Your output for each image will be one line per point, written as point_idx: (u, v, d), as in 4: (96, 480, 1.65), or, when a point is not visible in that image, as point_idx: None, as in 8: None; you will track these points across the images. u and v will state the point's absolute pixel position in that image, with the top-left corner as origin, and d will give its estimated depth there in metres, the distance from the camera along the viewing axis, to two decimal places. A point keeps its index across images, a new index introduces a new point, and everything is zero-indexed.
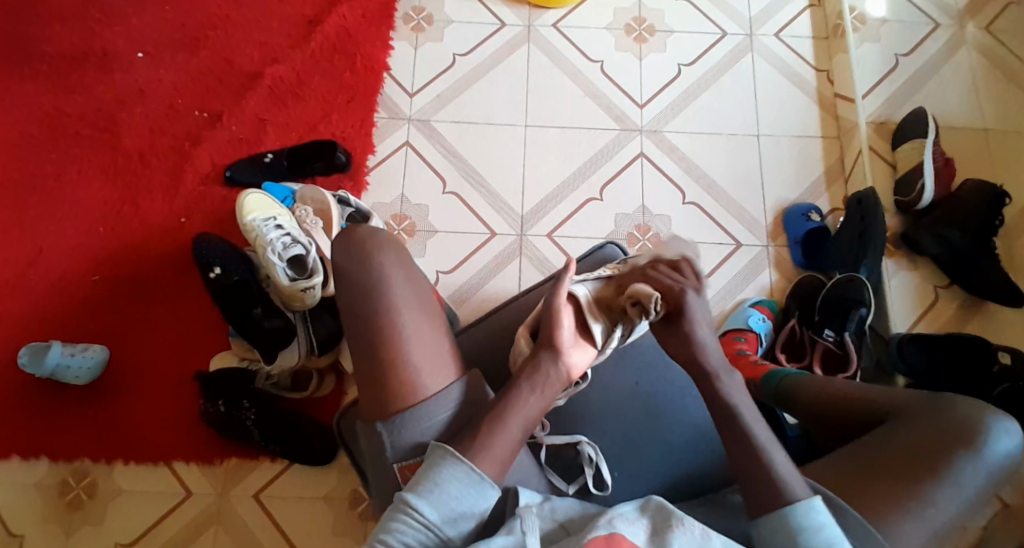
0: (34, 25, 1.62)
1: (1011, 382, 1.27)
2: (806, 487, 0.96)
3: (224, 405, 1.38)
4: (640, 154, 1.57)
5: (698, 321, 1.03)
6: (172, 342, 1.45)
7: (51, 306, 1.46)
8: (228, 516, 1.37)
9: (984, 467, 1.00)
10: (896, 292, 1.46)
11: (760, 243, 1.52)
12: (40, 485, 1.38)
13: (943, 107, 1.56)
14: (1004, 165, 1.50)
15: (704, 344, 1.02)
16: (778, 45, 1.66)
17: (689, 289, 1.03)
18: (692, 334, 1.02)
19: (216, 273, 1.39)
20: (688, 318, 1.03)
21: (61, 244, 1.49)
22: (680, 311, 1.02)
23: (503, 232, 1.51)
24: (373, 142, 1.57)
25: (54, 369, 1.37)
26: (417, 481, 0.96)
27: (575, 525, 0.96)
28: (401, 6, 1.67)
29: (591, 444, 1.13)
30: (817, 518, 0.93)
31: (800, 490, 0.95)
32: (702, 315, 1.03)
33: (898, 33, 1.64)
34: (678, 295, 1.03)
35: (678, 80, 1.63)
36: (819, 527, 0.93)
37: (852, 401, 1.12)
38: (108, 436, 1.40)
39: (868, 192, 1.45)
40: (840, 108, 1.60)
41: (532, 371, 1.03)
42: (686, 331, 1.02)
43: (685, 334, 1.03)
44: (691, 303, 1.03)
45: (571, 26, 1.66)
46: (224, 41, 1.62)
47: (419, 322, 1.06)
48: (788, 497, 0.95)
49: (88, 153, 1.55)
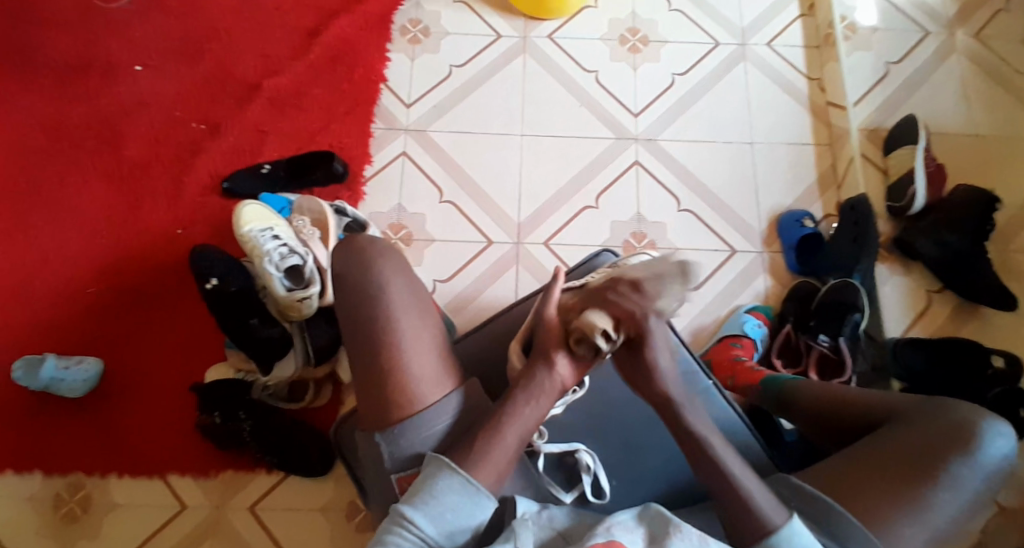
0: (30, 36, 1.62)
1: (1004, 385, 1.28)
2: (783, 512, 0.96)
3: (220, 416, 1.37)
4: (636, 162, 1.58)
5: (660, 346, 1.00)
6: (168, 353, 1.44)
7: (45, 318, 1.45)
8: (224, 528, 1.36)
9: (982, 469, 1.01)
10: (889, 299, 1.47)
11: (755, 250, 1.53)
12: (34, 498, 1.36)
13: (934, 114, 1.58)
14: (993, 172, 1.52)
15: (663, 370, 1.01)
16: (771, 54, 1.67)
17: (650, 314, 0.99)
18: (652, 362, 1.00)
19: (213, 285, 1.36)
20: (648, 344, 1.00)
21: (55, 254, 1.48)
22: (641, 338, 0.99)
23: (500, 240, 1.52)
24: (370, 152, 1.58)
25: (48, 382, 1.37)
26: (413, 493, 0.96)
27: (574, 534, 0.95)
28: (397, 17, 1.68)
29: (589, 452, 1.13)
30: (798, 541, 0.94)
31: (778, 516, 0.96)
32: (664, 338, 1.00)
33: (889, 42, 1.66)
34: (637, 322, 0.99)
35: (673, 89, 1.64)
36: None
37: (849, 407, 1.13)
38: (103, 448, 1.39)
39: (860, 198, 1.48)
40: (833, 115, 1.62)
41: (527, 381, 1.03)
42: (647, 359, 1.00)
43: (643, 361, 1.01)
44: (653, 329, 0.99)
45: (566, 37, 1.67)
46: (221, 52, 1.62)
47: (417, 328, 1.05)
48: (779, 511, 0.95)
49: (83, 164, 1.54)
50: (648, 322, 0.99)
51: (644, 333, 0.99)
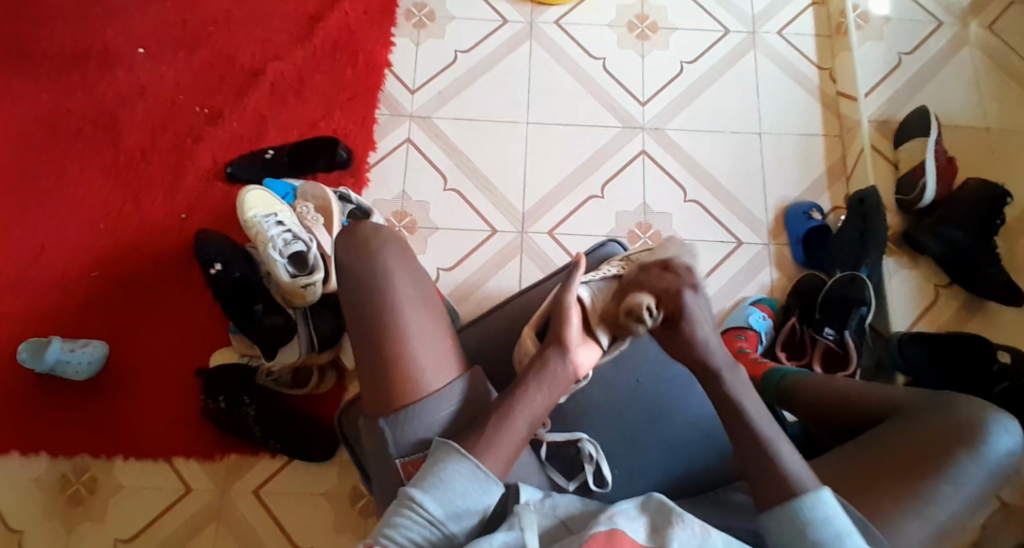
0: (36, 21, 1.62)
1: (1011, 381, 1.27)
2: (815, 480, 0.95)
3: (224, 401, 1.38)
4: (642, 151, 1.57)
5: (701, 321, 1.02)
6: (173, 338, 1.45)
7: (52, 301, 1.46)
8: (228, 512, 1.37)
9: (985, 465, 1.00)
10: (897, 292, 1.45)
11: (761, 242, 1.52)
12: (40, 480, 1.38)
13: (946, 105, 1.56)
14: (1005, 165, 1.50)
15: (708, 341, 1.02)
16: (781, 43, 1.65)
17: (687, 288, 1.02)
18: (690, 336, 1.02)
19: (217, 270, 1.39)
20: (688, 320, 1.02)
21: (63, 239, 1.49)
22: (681, 313, 1.02)
23: (504, 229, 1.51)
24: (375, 139, 1.57)
25: (53, 365, 1.38)
26: (422, 476, 0.97)
27: (576, 523, 0.95)
28: (403, 2, 1.67)
29: (592, 442, 1.12)
30: (823, 509, 0.92)
31: (808, 483, 0.95)
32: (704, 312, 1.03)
33: (901, 31, 1.63)
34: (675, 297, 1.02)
35: (680, 78, 1.62)
36: (827, 518, 0.92)
37: (854, 403, 1.12)
38: (108, 432, 1.40)
39: (868, 191, 1.45)
40: (842, 106, 1.60)
41: (539, 368, 1.03)
42: (688, 334, 1.02)
43: (684, 335, 1.02)
44: (691, 303, 1.02)
45: (573, 24, 1.66)
46: (226, 37, 1.62)
47: (421, 318, 1.05)
48: (791, 506, 0.94)
49: (89, 149, 1.55)
50: (686, 296, 1.02)
51: (683, 309, 1.02)
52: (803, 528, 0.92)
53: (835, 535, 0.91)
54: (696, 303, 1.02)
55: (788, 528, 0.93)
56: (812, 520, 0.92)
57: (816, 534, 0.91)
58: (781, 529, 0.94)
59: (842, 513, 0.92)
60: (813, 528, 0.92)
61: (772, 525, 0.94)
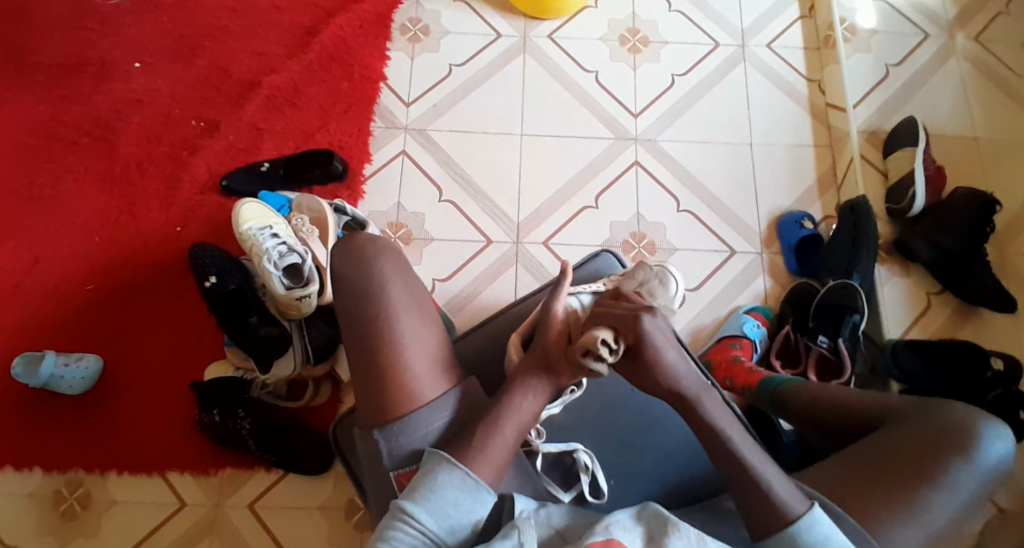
0: (31, 36, 1.63)
1: (1004, 387, 1.29)
2: (805, 500, 0.97)
3: (219, 414, 1.38)
4: (636, 162, 1.58)
5: (665, 348, 0.95)
6: (167, 351, 1.44)
7: (46, 315, 1.45)
8: (223, 526, 1.36)
9: (979, 472, 1.01)
10: (889, 300, 1.47)
11: (754, 251, 1.53)
12: (33, 495, 1.37)
13: (934, 115, 1.58)
14: (992, 173, 1.52)
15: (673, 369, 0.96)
16: (771, 55, 1.68)
17: (645, 314, 0.94)
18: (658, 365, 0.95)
19: (212, 282, 1.37)
20: (649, 350, 0.95)
21: (56, 253, 1.49)
22: (641, 344, 0.94)
23: (499, 240, 1.52)
24: (370, 151, 1.58)
25: (47, 379, 1.37)
26: (413, 488, 0.97)
27: (573, 532, 0.95)
28: (398, 17, 1.68)
29: (587, 452, 1.13)
30: (819, 531, 0.94)
31: (800, 505, 0.96)
32: (666, 338, 0.95)
33: (889, 43, 1.66)
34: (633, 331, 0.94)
35: (672, 90, 1.64)
36: (824, 540, 0.94)
37: (845, 409, 1.13)
38: (101, 445, 1.39)
39: (859, 200, 1.47)
40: (831, 117, 1.62)
41: (527, 373, 1.04)
42: (651, 362, 0.95)
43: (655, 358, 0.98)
44: (651, 332, 0.94)
45: (566, 37, 1.68)
46: (221, 51, 1.63)
47: (415, 329, 1.05)
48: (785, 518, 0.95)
49: (84, 162, 1.55)
50: (645, 324, 0.94)
51: (643, 340, 0.94)
52: None
53: None
54: (659, 330, 0.94)
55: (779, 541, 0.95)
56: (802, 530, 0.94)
57: None
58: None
59: (837, 533, 0.94)
60: None
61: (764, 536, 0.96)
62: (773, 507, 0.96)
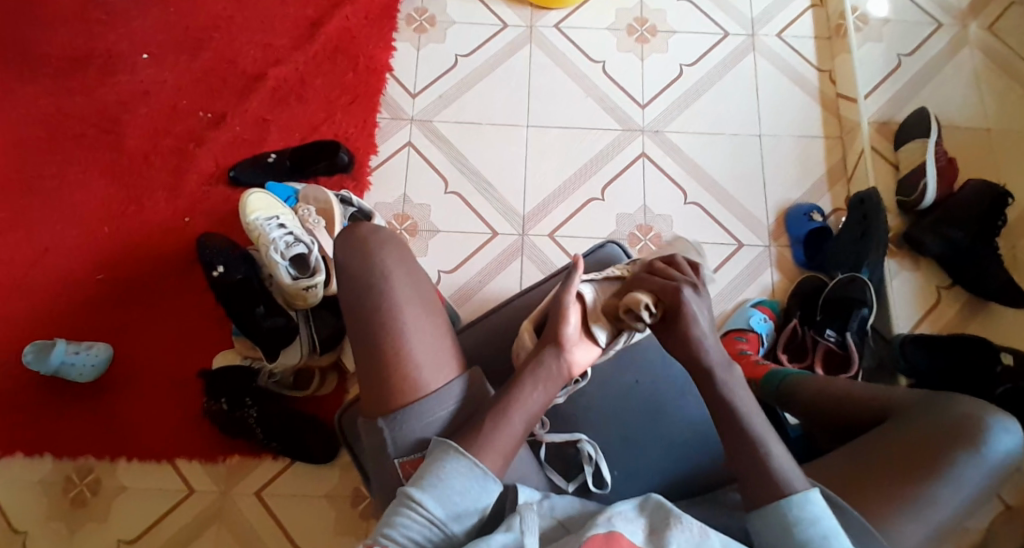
0: (39, 27, 1.64)
1: (1013, 383, 1.25)
2: (804, 480, 0.96)
3: (226, 403, 1.39)
4: (642, 154, 1.58)
5: (698, 318, 1.01)
6: (174, 342, 1.46)
7: (56, 305, 1.47)
8: (229, 513, 1.37)
9: (985, 466, 1.00)
10: (898, 292, 1.46)
11: (762, 243, 1.52)
12: (44, 481, 1.39)
13: (947, 106, 1.56)
14: (1006, 165, 1.50)
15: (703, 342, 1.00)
16: (781, 45, 1.66)
17: (686, 287, 1.01)
18: (689, 334, 1.00)
19: (219, 272, 1.40)
20: (687, 316, 1.00)
21: (65, 243, 1.50)
22: (677, 312, 1.00)
23: (504, 232, 1.52)
24: (376, 142, 1.58)
25: (58, 368, 1.38)
26: (421, 476, 0.97)
27: (574, 523, 0.96)
28: (404, 7, 1.68)
29: (591, 442, 1.13)
30: (813, 508, 0.93)
31: (799, 483, 0.95)
32: (703, 312, 1.01)
33: (901, 32, 1.64)
34: (673, 293, 1.01)
35: (679, 81, 1.63)
36: (814, 518, 0.93)
37: (858, 401, 1.12)
38: (110, 435, 1.41)
39: (869, 192, 1.45)
40: (841, 108, 1.60)
41: (535, 365, 1.04)
42: (683, 331, 1.00)
43: (682, 335, 1.00)
44: (689, 301, 1.00)
45: (572, 27, 1.67)
46: (227, 43, 1.63)
47: (419, 319, 1.06)
48: (786, 490, 0.95)
49: (93, 153, 1.56)
50: (684, 294, 1.01)
51: (680, 305, 1.00)
52: (790, 527, 0.93)
53: (821, 536, 0.92)
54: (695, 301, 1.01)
55: (772, 525, 0.94)
56: (801, 520, 0.93)
57: (802, 535, 0.92)
58: (765, 525, 0.95)
59: (829, 514, 0.93)
60: (799, 528, 0.93)
61: (757, 523, 0.95)
62: (778, 505, 0.94)
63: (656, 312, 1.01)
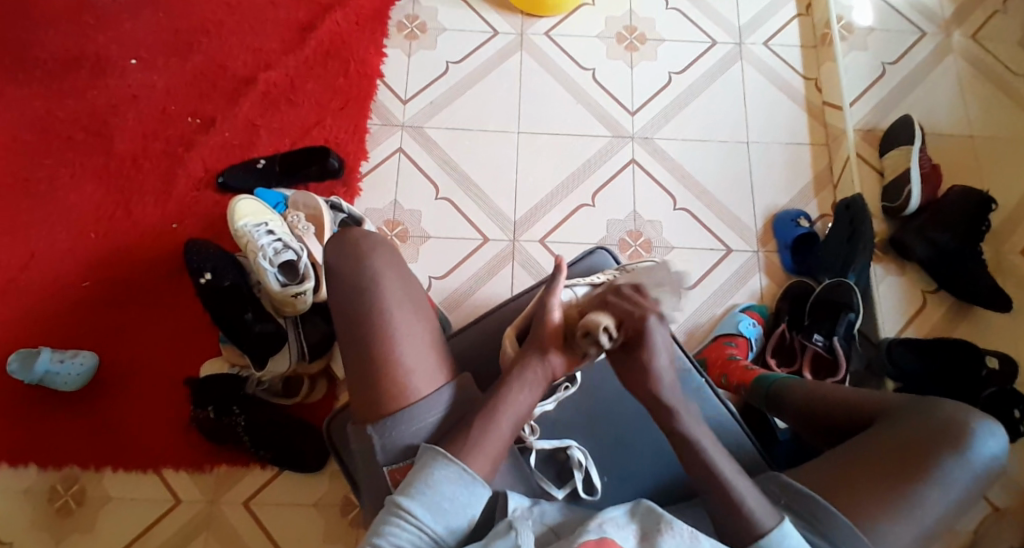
0: (28, 30, 1.62)
1: (998, 385, 1.29)
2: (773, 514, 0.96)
3: (213, 412, 1.37)
4: (632, 160, 1.58)
5: (659, 349, 0.98)
6: (162, 349, 1.44)
7: (41, 312, 1.45)
8: (217, 523, 1.36)
9: (972, 468, 1.01)
10: (885, 297, 1.47)
11: (749, 249, 1.53)
12: (29, 491, 1.37)
13: (931, 113, 1.58)
14: (990, 171, 1.52)
15: (662, 368, 0.98)
16: (768, 53, 1.68)
17: (650, 314, 0.97)
18: (648, 364, 0.98)
19: (207, 279, 1.39)
20: (647, 346, 0.97)
21: (50, 248, 1.49)
22: (638, 341, 0.97)
23: (495, 237, 1.52)
24: (367, 148, 1.58)
25: (42, 376, 1.37)
26: (410, 484, 0.96)
27: (565, 528, 0.96)
28: (395, 14, 1.68)
29: (580, 448, 1.13)
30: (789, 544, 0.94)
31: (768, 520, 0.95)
32: (664, 342, 0.98)
33: (886, 41, 1.66)
34: (635, 321, 0.97)
35: (668, 89, 1.64)
36: None
37: (844, 406, 1.12)
38: (96, 443, 1.39)
39: (856, 197, 1.47)
40: (828, 116, 1.62)
41: (521, 367, 1.03)
42: (644, 363, 0.98)
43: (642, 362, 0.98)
44: (652, 330, 0.97)
45: (563, 34, 1.68)
46: (218, 47, 1.63)
47: (410, 324, 1.05)
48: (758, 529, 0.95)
49: (80, 158, 1.55)
50: (647, 322, 0.97)
51: (643, 333, 0.97)
52: None
53: None
54: (659, 330, 0.97)
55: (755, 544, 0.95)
56: None
57: None
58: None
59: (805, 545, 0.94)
60: None
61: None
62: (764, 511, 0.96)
63: (618, 337, 0.97)
